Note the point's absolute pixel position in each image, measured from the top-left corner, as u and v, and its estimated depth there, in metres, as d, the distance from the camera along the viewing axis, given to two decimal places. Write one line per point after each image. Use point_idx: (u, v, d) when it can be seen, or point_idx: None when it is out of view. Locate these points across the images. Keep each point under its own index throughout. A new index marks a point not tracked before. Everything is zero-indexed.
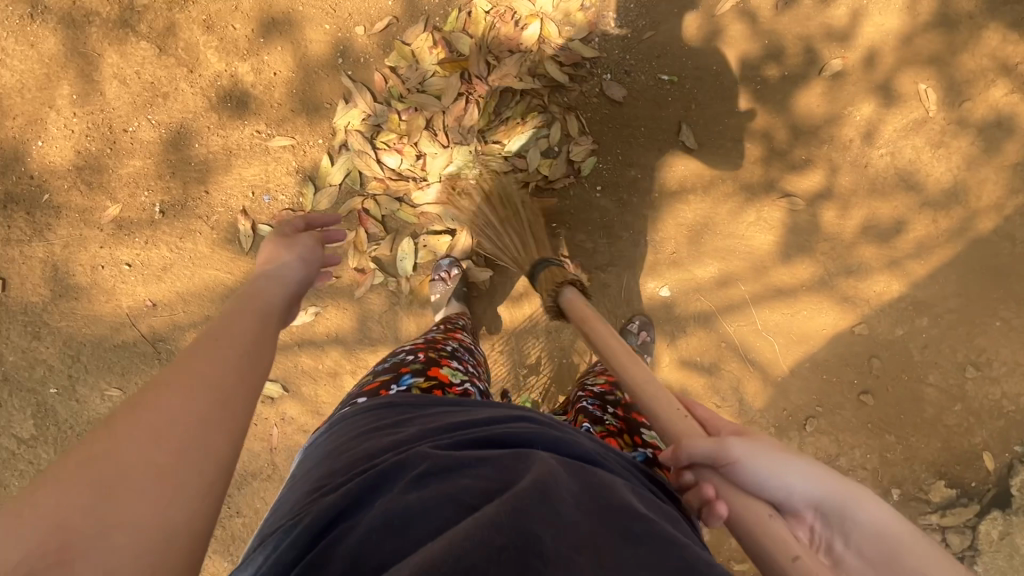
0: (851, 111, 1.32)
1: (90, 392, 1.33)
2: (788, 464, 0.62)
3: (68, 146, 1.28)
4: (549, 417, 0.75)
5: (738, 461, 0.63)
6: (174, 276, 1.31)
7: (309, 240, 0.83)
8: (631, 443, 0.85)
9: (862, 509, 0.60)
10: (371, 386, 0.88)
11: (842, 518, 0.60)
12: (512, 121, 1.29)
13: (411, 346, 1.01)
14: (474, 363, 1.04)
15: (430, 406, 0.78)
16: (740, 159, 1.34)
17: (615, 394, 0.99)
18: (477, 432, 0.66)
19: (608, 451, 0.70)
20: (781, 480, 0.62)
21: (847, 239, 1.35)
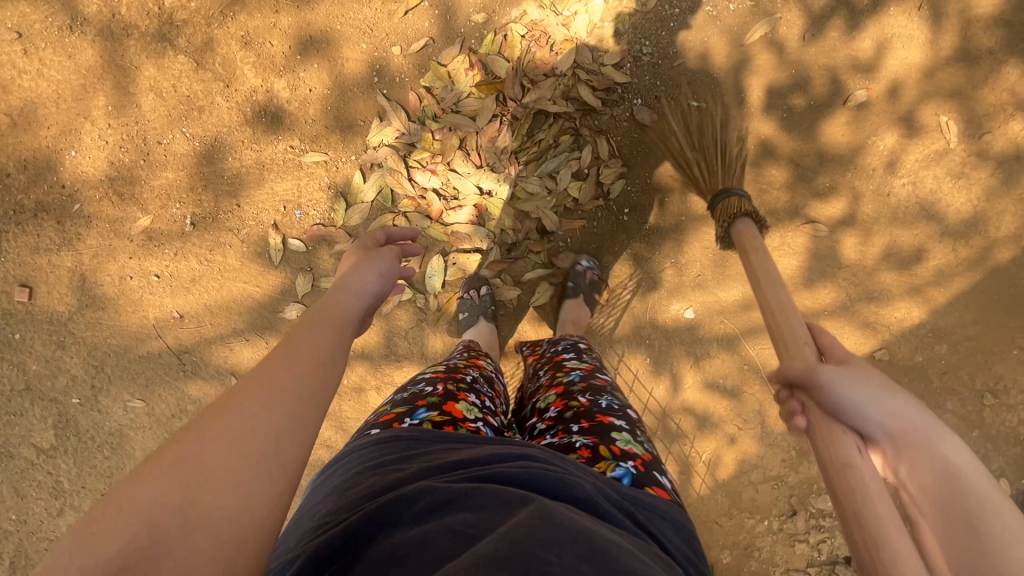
0: (874, 141, 1.35)
1: (112, 403, 1.32)
2: (872, 395, 0.70)
3: (102, 157, 1.28)
4: (548, 453, 0.74)
5: (819, 383, 0.75)
6: (202, 288, 1.31)
7: (388, 254, 0.85)
8: (612, 457, 0.80)
9: (941, 446, 0.62)
10: (385, 418, 0.87)
11: (911, 440, 0.65)
12: (545, 143, 1.32)
13: (431, 375, 1.00)
14: (492, 395, 1.04)
15: (437, 443, 0.77)
16: (765, 185, 1.36)
17: (571, 408, 0.93)
18: (476, 472, 0.67)
19: (606, 492, 0.69)
20: (860, 408, 0.70)
21: (868, 266, 1.37)
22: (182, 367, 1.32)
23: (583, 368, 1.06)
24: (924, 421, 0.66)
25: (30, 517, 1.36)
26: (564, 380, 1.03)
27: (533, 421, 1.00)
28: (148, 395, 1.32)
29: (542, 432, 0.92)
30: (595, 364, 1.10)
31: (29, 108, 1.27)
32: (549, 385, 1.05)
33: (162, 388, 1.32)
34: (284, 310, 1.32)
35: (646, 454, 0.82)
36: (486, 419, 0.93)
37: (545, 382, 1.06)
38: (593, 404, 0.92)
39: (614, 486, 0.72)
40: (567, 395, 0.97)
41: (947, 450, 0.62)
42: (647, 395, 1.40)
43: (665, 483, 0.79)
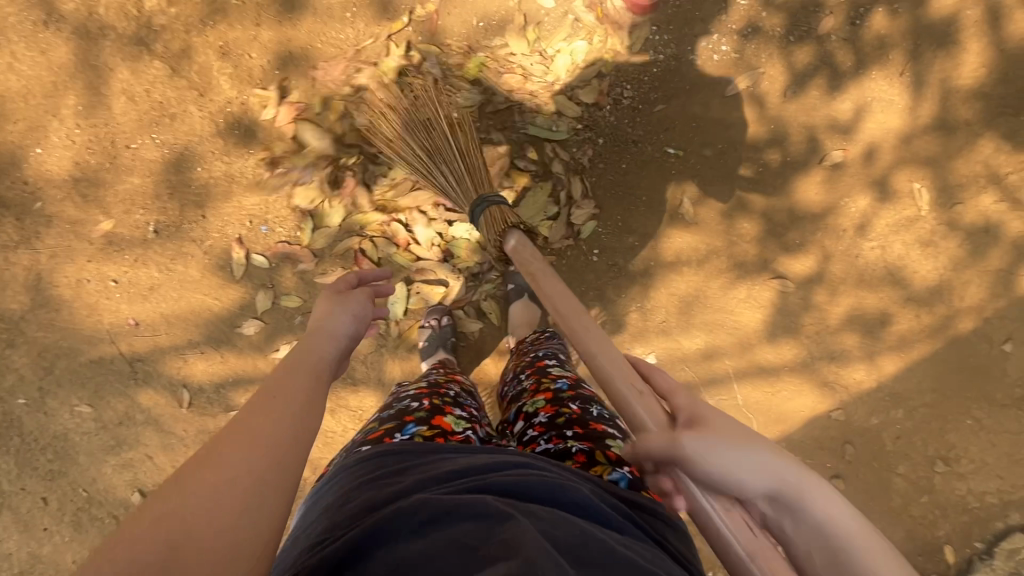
0: (847, 202, 1.35)
1: (60, 406, 1.30)
2: (744, 456, 0.56)
3: (68, 156, 1.26)
4: (549, 461, 0.71)
5: (687, 459, 0.59)
6: (160, 297, 1.29)
7: (361, 296, 0.82)
8: (608, 462, 0.80)
9: (816, 506, 0.53)
10: (375, 434, 0.79)
11: (796, 511, 0.54)
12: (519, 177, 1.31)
13: (413, 390, 0.92)
14: (478, 408, 0.96)
15: (433, 453, 0.71)
16: (737, 237, 1.36)
17: (564, 415, 0.92)
18: (473, 480, 0.62)
19: (603, 496, 0.67)
20: (732, 473, 0.56)
21: (831, 325, 1.38)
22: (133, 375, 1.30)
23: (569, 377, 1.05)
24: (800, 478, 0.55)
25: None
26: (551, 387, 1.01)
27: (517, 426, 0.97)
28: (97, 401, 1.30)
29: (534, 438, 0.90)
30: (577, 375, 1.09)
31: None
32: (533, 391, 1.02)
33: (112, 394, 1.30)
34: (243, 325, 1.31)
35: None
36: (476, 429, 0.86)
37: (529, 387, 1.04)
38: (584, 411, 0.93)
39: (611, 489, 0.70)
40: (557, 402, 0.96)
41: (837, 519, 0.52)
42: None
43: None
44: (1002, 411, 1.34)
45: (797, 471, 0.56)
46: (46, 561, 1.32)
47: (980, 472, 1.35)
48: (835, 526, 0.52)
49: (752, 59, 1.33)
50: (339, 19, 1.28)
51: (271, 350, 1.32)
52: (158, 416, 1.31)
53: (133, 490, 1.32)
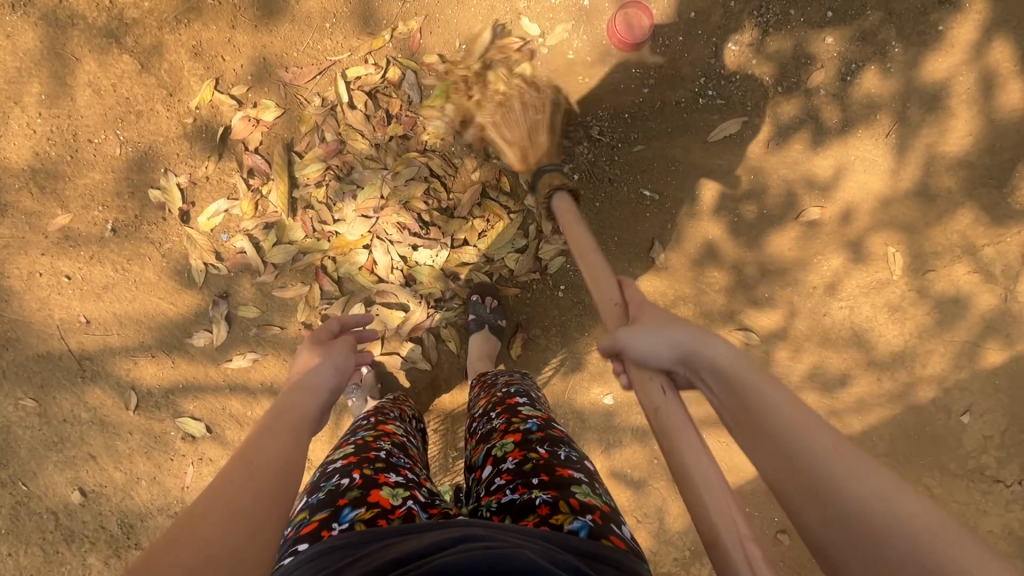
0: (820, 260, 1.34)
1: (3, 397, 1.27)
2: (666, 334, 0.77)
3: (26, 145, 1.22)
4: (497, 532, 0.68)
5: (626, 348, 0.79)
6: (113, 296, 1.27)
7: (345, 346, 0.97)
8: (571, 511, 0.78)
9: (709, 348, 0.73)
10: (308, 528, 0.76)
11: (699, 364, 0.74)
12: (491, 206, 1.28)
13: (342, 461, 0.90)
14: (412, 465, 0.97)
15: (377, 540, 0.69)
16: (706, 285, 1.35)
17: (530, 461, 0.89)
18: (415, 565, 0.59)
19: (554, 555, 0.63)
20: (654, 347, 0.77)
21: (792, 382, 1.37)
22: (81, 373, 1.28)
23: (539, 416, 1.02)
24: (697, 339, 0.74)
25: None
26: (520, 428, 0.98)
27: (484, 472, 0.95)
28: (42, 395, 1.28)
29: (500, 488, 0.87)
30: (547, 412, 1.06)
31: None
32: (503, 431, 0.99)
33: (56, 390, 1.28)
34: (196, 332, 1.28)
35: (605, 506, 0.81)
36: (414, 496, 0.85)
37: (498, 428, 1.00)
38: (552, 455, 0.90)
39: (563, 543, 0.69)
40: (525, 445, 0.93)
41: (725, 362, 0.71)
42: None
43: (622, 533, 0.78)
44: (954, 481, 1.31)
45: (696, 338, 0.75)
46: None
47: None
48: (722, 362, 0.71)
49: (738, 107, 1.33)
50: (317, 28, 1.24)
51: (224, 359, 1.30)
52: (103, 416, 1.29)
53: (74, 488, 1.31)
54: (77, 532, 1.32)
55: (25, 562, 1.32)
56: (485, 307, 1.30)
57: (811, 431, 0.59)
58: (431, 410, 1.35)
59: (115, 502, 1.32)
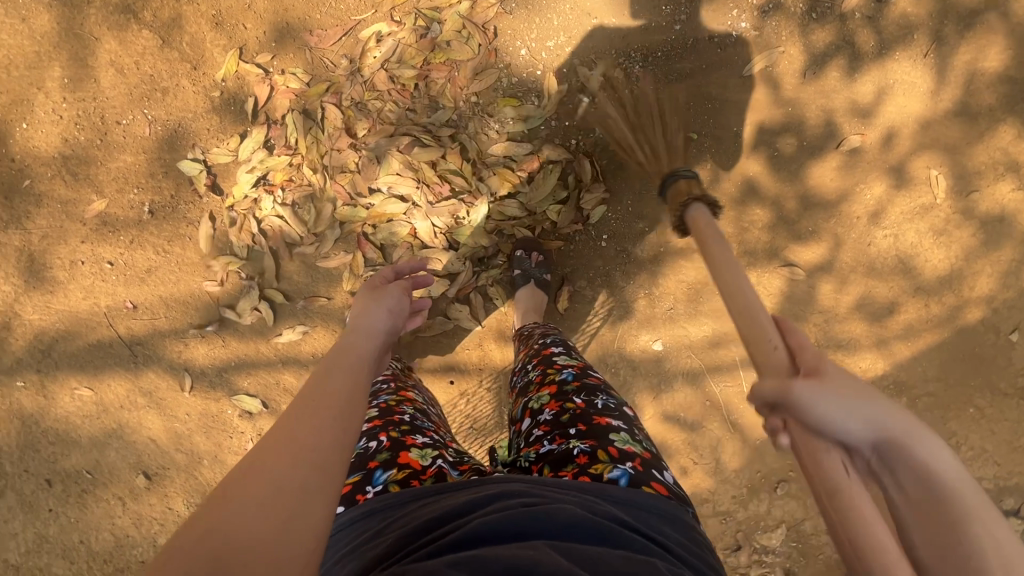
0: (863, 189, 1.33)
1: (59, 388, 1.28)
2: (853, 402, 0.59)
3: (55, 132, 1.20)
4: (529, 481, 0.73)
5: (794, 402, 0.62)
6: (158, 279, 1.26)
7: (396, 291, 0.94)
8: (610, 460, 0.79)
9: (921, 446, 0.55)
10: (346, 491, 0.82)
11: (901, 461, 0.56)
12: (531, 154, 1.26)
13: (368, 425, 0.93)
14: (435, 428, 0.98)
15: (413, 502, 0.74)
16: (748, 222, 1.34)
17: (567, 412, 0.89)
18: (449, 529, 0.63)
19: (596, 506, 0.68)
20: (834, 418, 0.59)
21: (839, 314, 1.36)
22: (133, 359, 1.28)
23: (575, 365, 1.02)
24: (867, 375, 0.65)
25: None
26: (556, 379, 0.98)
27: (523, 424, 0.95)
28: (97, 383, 1.28)
29: (538, 439, 0.88)
30: (584, 361, 1.05)
31: None
32: (539, 384, 0.99)
33: (111, 378, 1.28)
34: (243, 309, 1.28)
35: (645, 453, 0.81)
36: (444, 454, 0.87)
37: (534, 380, 1.01)
38: (589, 404, 0.90)
39: (600, 491, 0.72)
40: (560, 397, 0.93)
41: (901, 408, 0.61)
42: None
43: (665, 480, 0.79)
44: (1005, 400, 1.35)
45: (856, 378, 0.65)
46: (54, 540, 1.33)
47: (978, 458, 1.37)
48: (935, 470, 0.54)
49: (772, 37, 1.29)
50: None
51: (273, 334, 1.30)
52: (159, 399, 1.30)
53: (138, 472, 1.32)
54: (145, 516, 1.34)
55: (96, 548, 1.34)
56: (534, 258, 1.29)
57: (999, 539, 0.50)
58: (483, 369, 1.34)
59: (179, 483, 1.33)
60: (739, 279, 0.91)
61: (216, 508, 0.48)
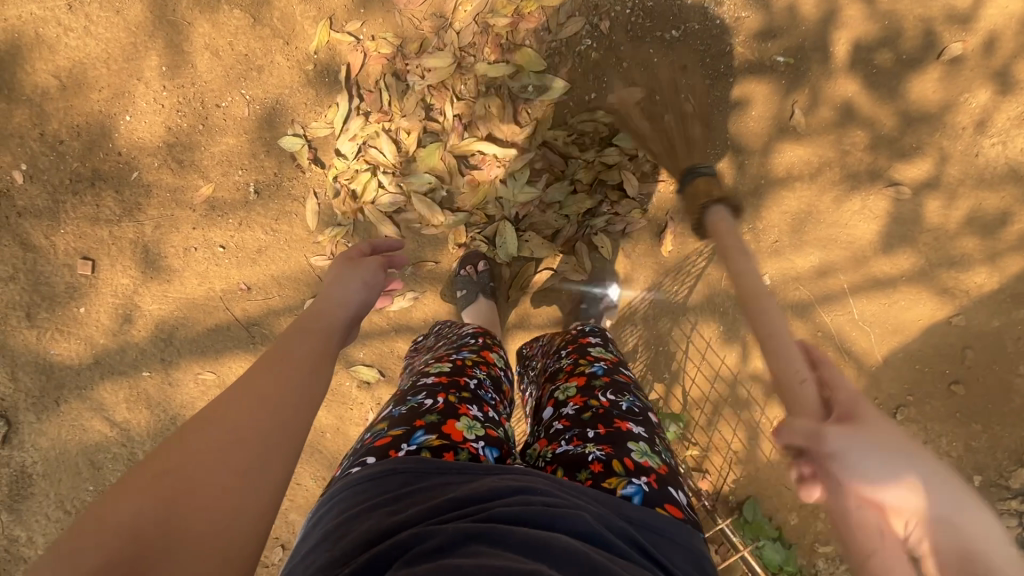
0: (967, 98, 1.27)
1: (183, 374, 1.31)
2: (901, 461, 0.56)
3: (158, 121, 1.22)
4: (551, 479, 0.70)
5: (829, 446, 0.60)
6: (269, 258, 1.28)
7: (374, 264, 0.88)
8: (624, 473, 0.75)
9: (965, 515, 0.53)
10: (381, 442, 0.77)
11: (947, 531, 0.52)
12: (625, 94, 1.25)
13: (433, 378, 0.91)
14: (497, 402, 0.95)
15: (435, 475, 0.70)
16: (849, 145, 1.31)
17: (589, 409, 0.87)
18: (474, 512, 0.62)
19: (610, 520, 0.65)
20: (879, 472, 0.56)
21: (950, 230, 1.32)
22: (251, 339, 1.30)
23: (607, 360, 1.00)
24: (943, 491, 0.54)
25: (105, 489, 1.34)
26: (586, 371, 0.96)
27: (546, 414, 0.94)
28: (218, 367, 1.31)
29: (558, 435, 0.86)
30: (618, 356, 1.03)
31: (79, 69, 1.19)
32: (569, 372, 0.98)
33: (231, 360, 1.31)
34: None
35: (662, 469, 0.77)
36: (489, 435, 0.83)
37: (565, 368, 1.00)
38: (613, 405, 0.87)
39: (615, 506, 0.69)
40: (586, 392, 0.91)
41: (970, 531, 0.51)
42: (719, 362, 1.37)
43: (680, 500, 0.75)
44: None
45: (954, 496, 0.54)
46: None
47: None
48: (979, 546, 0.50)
49: None
50: None
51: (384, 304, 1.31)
52: None
53: None
54: None
55: None
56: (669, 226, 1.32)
57: None
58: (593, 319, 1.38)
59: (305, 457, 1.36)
60: (776, 322, 0.87)
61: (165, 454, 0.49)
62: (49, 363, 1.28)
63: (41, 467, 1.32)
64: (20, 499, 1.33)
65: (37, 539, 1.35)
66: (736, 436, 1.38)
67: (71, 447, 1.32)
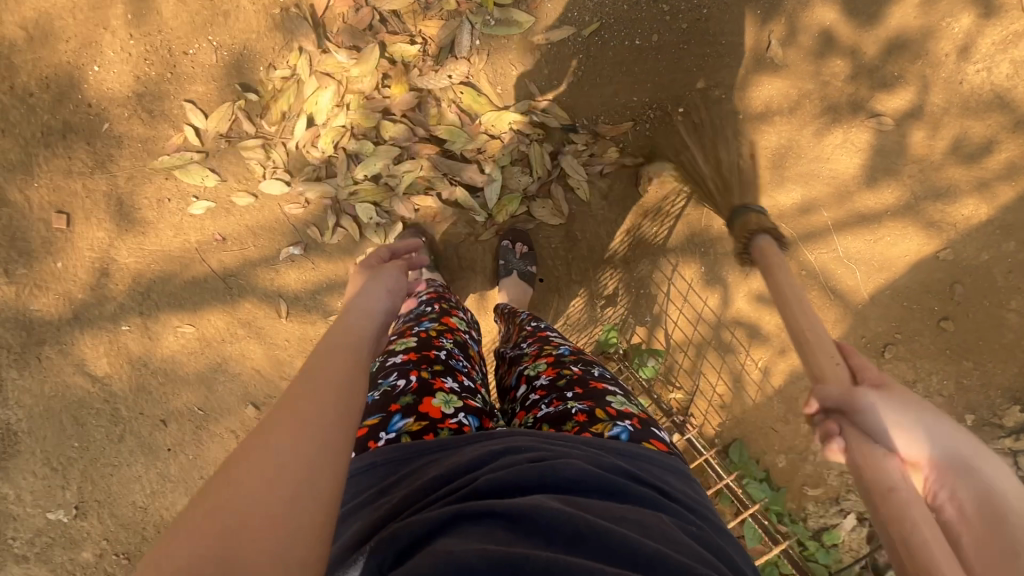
0: (949, 23, 1.24)
1: (163, 328, 1.31)
2: (925, 416, 0.67)
3: (126, 71, 1.21)
4: (534, 437, 0.70)
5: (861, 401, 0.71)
6: (243, 209, 1.28)
7: (393, 269, 0.88)
8: (609, 418, 0.78)
9: (988, 470, 0.62)
10: (359, 434, 0.77)
11: (970, 479, 0.61)
12: (592, 26, 1.24)
13: (400, 359, 0.89)
14: (469, 368, 0.94)
15: (420, 458, 0.70)
16: (828, 77, 1.28)
17: (564, 376, 0.87)
18: (460, 486, 0.60)
19: (601, 459, 0.66)
20: (908, 430, 0.67)
21: (934, 161, 1.29)
22: (228, 291, 1.30)
23: (571, 344, 1.00)
24: (987, 464, 0.63)
25: (91, 445, 1.35)
26: (553, 352, 0.96)
27: (519, 390, 0.93)
28: (196, 320, 1.31)
29: (535, 404, 0.85)
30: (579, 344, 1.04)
31: (44, 19, 1.18)
32: (535, 354, 0.97)
33: (209, 312, 1.31)
34: (328, 227, 1.30)
35: (643, 413, 0.80)
36: (468, 405, 0.82)
37: (530, 353, 0.98)
38: (586, 371, 0.88)
39: (604, 446, 0.70)
40: (558, 363, 0.91)
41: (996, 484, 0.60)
42: (700, 304, 1.35)
43: (664, 438, 0.78)
44: None
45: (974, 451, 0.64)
46: (176, 477, 1.38)
47: None
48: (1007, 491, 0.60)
49: None
50: None
51: (362, 251, 1.32)
52: (259, 327, 1.33)
53: (247, 403, 1.36)
54: None
55: None
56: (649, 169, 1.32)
57: None
58: (574, 262, 1.38)
59: None
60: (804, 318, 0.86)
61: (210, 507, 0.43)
62: (29, 318, 1.28)
63: (25, 424, 1.33)
64: (6, 458, 1.33)
65: (25, 497, 1.36)
66: (717, 381, 1.37)
67: (56, 404, 1.33)
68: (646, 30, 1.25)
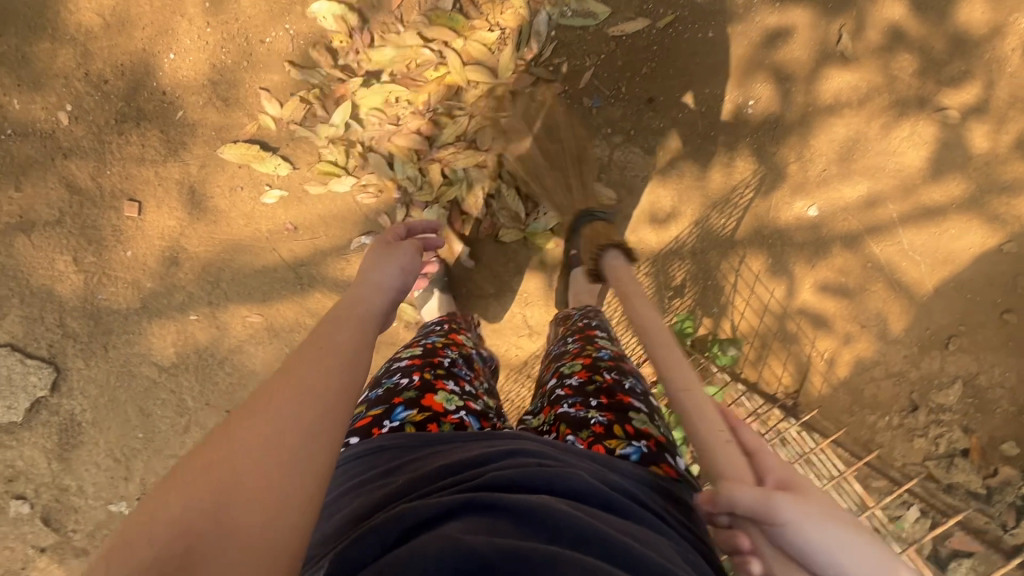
0: (1016, 18, 1.26)
1: (231, 317, 1.30)
2: (844, 538, 0.46)
3: (202, 59, 1.21)
4: (544, 444, 0.69)
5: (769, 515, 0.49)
6: (315, 198, 1.28)
7: (409, 247, 0.83)
8: (626, 437, 0.76)
9: None
10: (362, 422, 0.78)
11: None
12: (666, 18, 1.27)
13: (406, 359, 0.89)
14: (474, 376, 0.91)
15: (425, 447, 0.69)
16: (897, 71, 1.30)
17: (596, 382, 0.85)
18: (468, 477, 0.58)
19: (607, 477, 0.64)
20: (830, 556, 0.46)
21: (999, 155, 1.31)
22: (298, 281, 1.30)
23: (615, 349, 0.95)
24: None
25: (155, 436, 1.33)
26: (592, 354, 0.92)
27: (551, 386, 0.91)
28: (266, 310, 1.30)
29: (559, 400, 0.84)
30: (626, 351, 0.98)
31: (122, 7, 1.18)
32: (575, 353, 0.94)
33: (279, 302, 1.30)
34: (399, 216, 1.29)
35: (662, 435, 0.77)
36: (468, 408, 0.82)
37: (571, 350, 0.95)
38: (617, 382, 0.85)
39: (610, 463, 0.68)
40: (593, 367, 0.88)
41: None
42: (767, 296, 1.37)
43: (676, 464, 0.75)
44: None
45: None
46: None
47: None
48: None
49: None
50: None
51: None
52: None
53: None
54: None
55: None
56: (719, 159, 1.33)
57: None
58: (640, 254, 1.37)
59: None
60: (676, 362, 0.76)
61: (206, 463, 0.42)
62: (96, 308, 1.27)
63: (89, 415, 1.31)
64: (69, 449, 1.32)
65: (87, 489, 1.34)
66: (785, 370, 1.38)
67: (121, 394, 1.31)
68: (717, 24, 1.28)
